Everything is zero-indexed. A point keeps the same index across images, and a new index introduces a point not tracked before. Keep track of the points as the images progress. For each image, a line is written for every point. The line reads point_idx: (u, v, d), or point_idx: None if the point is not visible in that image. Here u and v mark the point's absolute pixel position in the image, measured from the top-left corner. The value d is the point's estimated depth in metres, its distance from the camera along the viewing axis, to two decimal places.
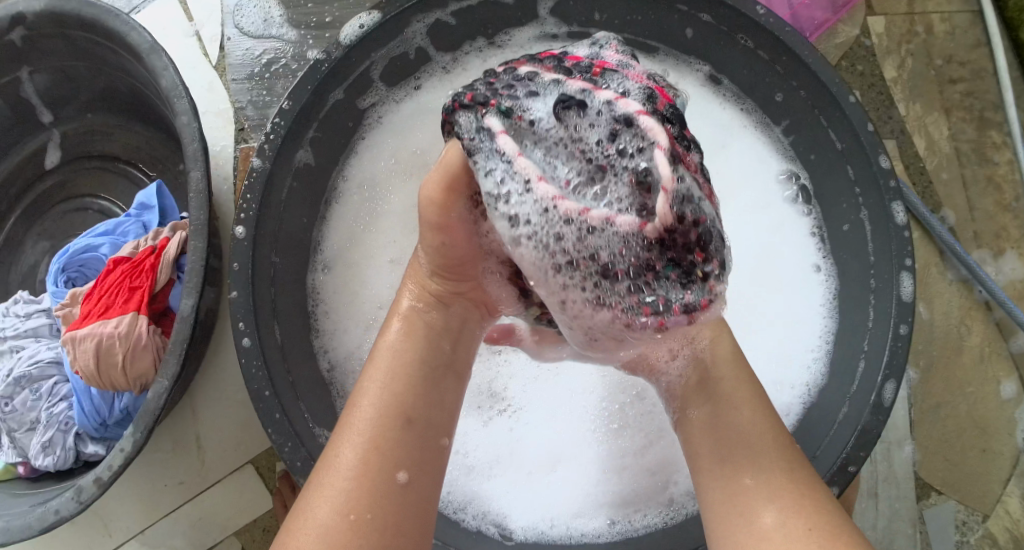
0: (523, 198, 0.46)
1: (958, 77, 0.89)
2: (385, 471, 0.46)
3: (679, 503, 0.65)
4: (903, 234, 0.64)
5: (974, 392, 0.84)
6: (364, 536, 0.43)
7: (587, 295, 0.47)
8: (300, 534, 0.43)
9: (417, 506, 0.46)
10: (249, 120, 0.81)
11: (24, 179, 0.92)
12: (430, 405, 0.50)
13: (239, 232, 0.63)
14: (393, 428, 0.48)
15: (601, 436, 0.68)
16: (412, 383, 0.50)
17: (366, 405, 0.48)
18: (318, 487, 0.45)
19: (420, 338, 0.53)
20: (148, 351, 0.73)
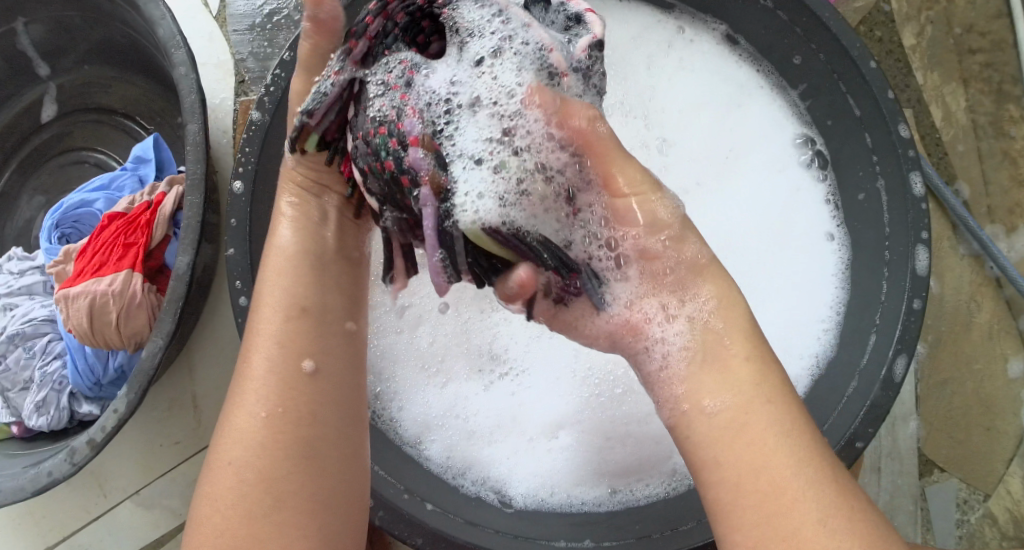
0: (506, 38, 0.51)
1: (978, 47, 0.86)
2: (291, 362, 0.48)
3: (681, 473, 0.65)
4: (920, 206, 0.63)
5: (981, 369, 0.83)
6: (279, 431, 0.46)
7: (539, 133, 0.49)
8: (224, 444, 0.46)
9: (329, 391, 0.48)
10: (250, 72, 0.78)
11: (20, 133, 0.89)
12: (325, 291, 0.51)
13: (237, 187, 0.62)
14: (291, 323, 0.49)
15: (596, 397, 0.67)
16: (301, 276, 0.51)
17: (264, 306, 0.50)
18: (234, 395, 0.47)
19: (306, 231, 0.54)
20: (143, 309, 0.72)
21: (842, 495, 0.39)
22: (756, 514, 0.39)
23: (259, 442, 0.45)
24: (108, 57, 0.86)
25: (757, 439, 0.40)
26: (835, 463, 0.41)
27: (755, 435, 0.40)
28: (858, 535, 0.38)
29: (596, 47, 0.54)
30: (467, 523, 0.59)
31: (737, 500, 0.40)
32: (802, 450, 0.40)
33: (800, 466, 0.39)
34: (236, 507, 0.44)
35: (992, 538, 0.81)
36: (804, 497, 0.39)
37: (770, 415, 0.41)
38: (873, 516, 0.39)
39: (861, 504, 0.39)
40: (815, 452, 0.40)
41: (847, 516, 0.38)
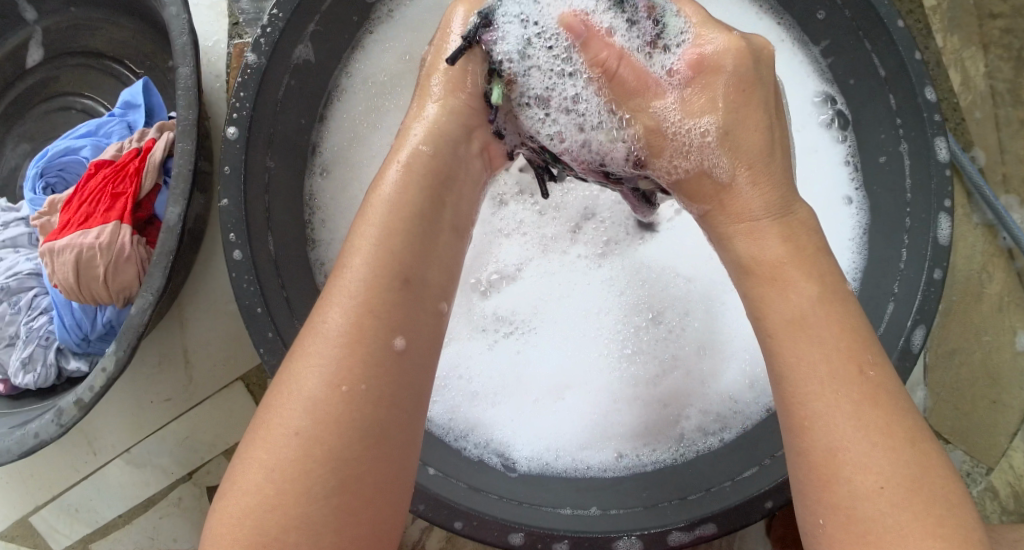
0: (554, 21, 0.48)
1: (1000, 12, 0.83)
2: (381, 335, 0.40)
3: (689, 439, 0.63)
4: (943, 172, 0.61)
5: (989, 341, 0.82)
6: (357, 410, 0.38)
7: (624, 141, 0.50)
8: (283, 407, 0.38)
9: (413, 376, 0.40)
10: (245, 14, 0.74)
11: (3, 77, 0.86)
12: (430, 261, 0.43)
13: (231, 133, 0.58)
14: (388, 290, 0.41)
15: (646, 363, 0.65)
16: (407, 238, 0.43)
17: (356, 265, 0.41)
18: (303, 355, 0.39)
19: (417, 181, 0.45)
20: (131, 262, 0.68)
21: (866, 431, 0.38)
22: (786, 420, 0.41)
23: (332, 420, 0.38)
24: None
25: (788, 365, 0.41)
26: (874, 401, 0.39)
27: (775, 365, 0.42)
28: (878, 471, 0.38)
29: (651, 12, 0.49)
30: (469, 488, 0.57)
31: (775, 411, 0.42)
32: (834, 383, 0.39)
33: (815, 396, 0.39)
34: (293, 485, 0.37)
35: (993, 512, 0.80)
36: (819, 425, 0.39)
37: (806, 353, 0.40)
38: (904, 456, 0.38)
39: (894, 445, 0.38)
40: (841, 388, 0.39)
41: (865, 452, 0.38)
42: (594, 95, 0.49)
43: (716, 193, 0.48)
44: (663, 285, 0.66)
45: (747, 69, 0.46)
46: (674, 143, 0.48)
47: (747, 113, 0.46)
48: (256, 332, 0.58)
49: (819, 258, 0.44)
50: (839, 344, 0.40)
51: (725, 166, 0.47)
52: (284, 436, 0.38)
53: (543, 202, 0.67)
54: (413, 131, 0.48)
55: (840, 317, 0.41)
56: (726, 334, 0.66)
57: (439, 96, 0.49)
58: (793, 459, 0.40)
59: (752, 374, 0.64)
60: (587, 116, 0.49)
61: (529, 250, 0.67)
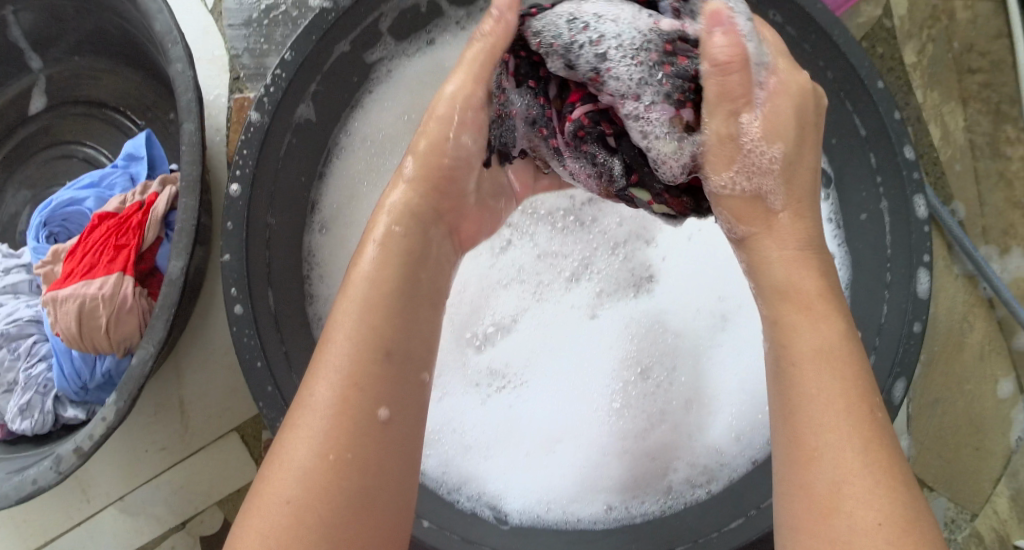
0: (636, 33, 0.48)
1: (978, 67, 0.87)
2: (366, 407, 0.41)
3: (677, 492, 0.65)
4: (923, 228, 0.64)
5: (972, 390, 0.84)
6: (346, 478, 0.39)
7: (682, 148, 0.49)
8: (276, 478, 0.39)
9: (399, 444, 0.42)
10: (245, 69, 0.79)
11: (7, 124, 0.93)
12: (411, 335, 0.45)
13: (234, 190, 0.60)
14: (372, 365, 0.42)
15: (626, 413, 0.67)
16: (389, 313, 0.44)
17: (340, 340, 0.43)
18: (293, 428, 0.41)
19: (394, 259, 0.47)
20: (134, 314, 0.70)
21: (870, 467, 0.39)
22: (789, 451, 0.42)
23: (321, 490, 0.39)
24: (101, 50, 0.89)
25: (806, 394, 0.42)
26: (879, 440, 0.40)
27: (790, 394, 0.43)
28: (877, 508, 0.38)
29: None
30: (464, 542, 0.59)
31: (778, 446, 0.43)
32: (848, 417, 0.41)
33: (827, 428, 0.40)
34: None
35: None
36: (827, 457, 0.40)
37: (826, 383, 0.41)
38: (901, 499, 0.39)
39: (893, 488, 0.39)
40: (853, 423, 0.40)
41: (866, 497, 0.38)
42: (660, 103, 0.48)
43: (766, 211, 0.47)
44: (643, 339, 0.68)
45: (808, 109, 0.48)
46: (747, 157, 0.46)
47: (803, 150, 0.48)
48: (256, 388, 0.59)
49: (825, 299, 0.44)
50: (852, 387, 0.41)
51: (779, 193, 0.47)
52: (277, 506, 0.39)
53: (542, 247, 0.68)
54: (383, 215, 0.49)
55: (838, 361, 0.42)
56: (710, 386, 0.67)
57: (410, 178, 0.50)
58: (791, 490, 0.41)
59: (738, 427, 0.66)
60: (654, 125, 0.48)
61: (525, 299, 0.68)
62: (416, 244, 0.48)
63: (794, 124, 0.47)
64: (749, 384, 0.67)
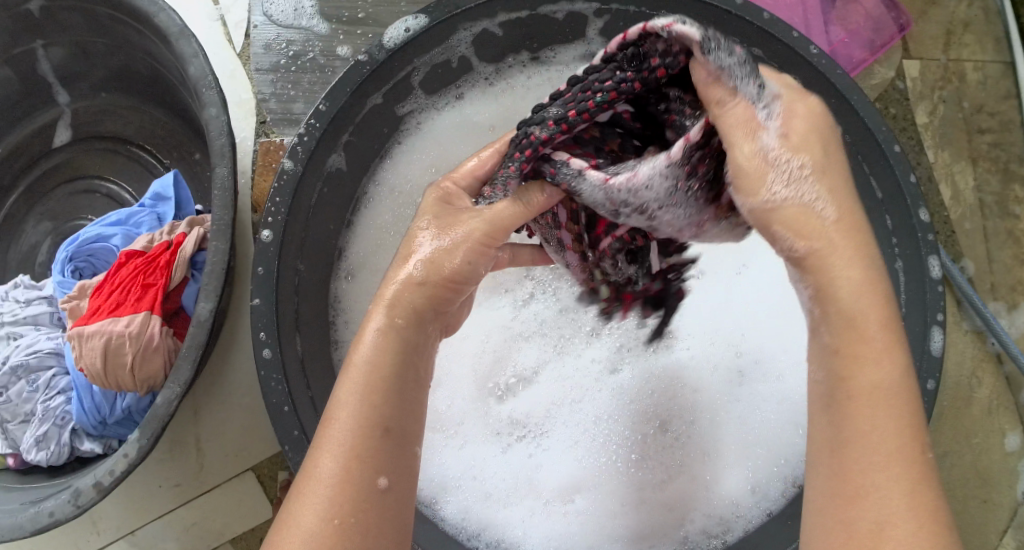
0: (663, 183, 0.49)
1: (988, 127, 0.90)
2: (367, 477, 0.43)
3: (692, 542, 0.66)
4: (937, 289, 0.66)
5: (979, 443, 0.85)
6: (350, 542, 0.42)
7: (722, 230, 0.54)
8: (285, 541, 0.41)
9: (396, 512, 0.44)
10: (272, 113, 0.85)
11: (29, 156, 0.96)
12: (410, 412, 0.47)
13: (266, 236, 0.62)
14: (370, 440, 0.44)
15: (626, 471, 0.68)
16: (387, 393, 0.46)
17: (341, 416, 0.45)
18: (299, 495, 0.43)
19: (392, 345, 0.48)
20: (159, 353, 0.70)
21: (915, 509, 0.40)
22: (832, 486, 0.43)
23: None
24: (126, 88, 0.92)
25: (860, 431, 0.42)
26: (925, 481, 0.41)
27: (842, 430, 0.43)
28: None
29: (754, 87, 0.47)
30: None
31: (816, 479, 0.44)
32: (898, 457, 0.41)
33: (877, 468, 0.41)
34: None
35: None
36: (874, 496, 0.41)
37: (878, 420, 0.42)
38: (945, 541, 0.40)
39: (934, 531, 0.40)
40: (903, 463, 0.41)
41: (908, 540, 0.39)
42: (698, 215, 0.52)
43: (820, 223, 0.46)
44: (655, 395, 0.69)
45: (825, 128, 0.48)
46: (778, 171, 0.46)
47: (831, 164, 0.48)
48: (282, 432, 0.60)
49: (887, 331, 0.44)
50: (894, 435, 0.42)
51: (818, 198, 0.46)
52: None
53: (565, 301, 0.70)
54: (379, 313, 0.49)
55: (892, 400, 0.43)
56: (721, 445, 0.68)
57: (408, 279, 0.50)
58: (829, 525, 0.42)
59: (751, 480, 0.67)
60: (699, 226, 0.53)
61: (546, 351, 0.70)
62: (414, 329, 0.49)
63: (817, 142, 0.47)
64: (754, 443, 0.68)
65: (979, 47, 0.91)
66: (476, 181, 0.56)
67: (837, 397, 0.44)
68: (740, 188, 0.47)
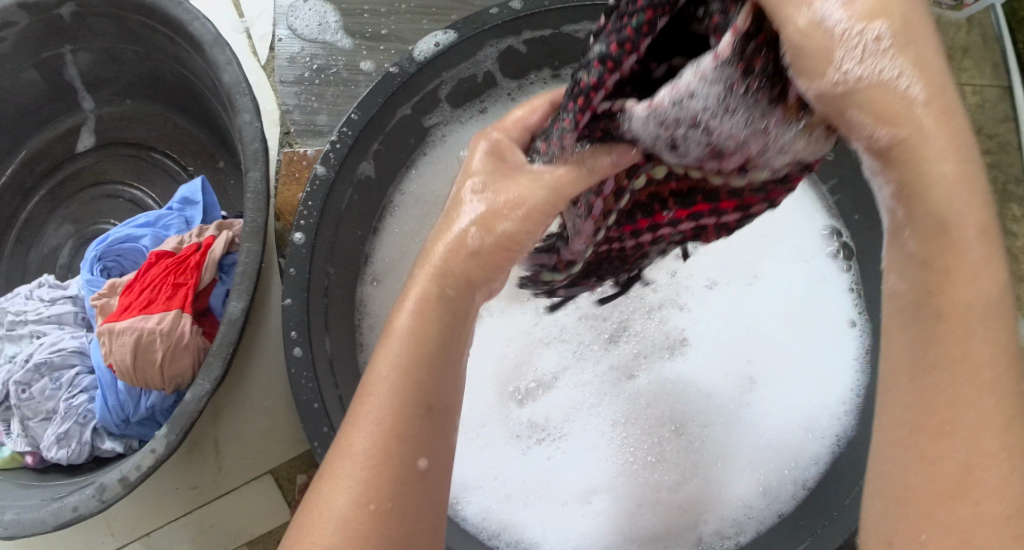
0: (709, 87, 0.39)
1: (987, 149, 0.93)
2: (406, 458, 0.41)
3: (706, 544, 0.68)
4: None
5: None
6: (386, 528, 0.39)
7: (810, 145, 0.42)
8: (316, 526, 0.40)
9: (433, 495, 0.42)
10: (296, 125, 0.87)
11: (53, 159, 0.98)
12: (453, 386, 0.43)
13: (298, 239, 0.64)
14: (412, 417, 0.41)
15: (642, 471, 0.70)
16: (429, 365, 0.42)
17: (377, 392, 0.41)
18: (332, 476, 0.41)
19: (434, 314, 0.43)
20: (189, 351, 0.72)
21: (1010, 449, 0.36)
22: (909, 416, 0.38)
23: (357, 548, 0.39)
24: (151, 95, 0.95)
25: (950, 356, 0.37)
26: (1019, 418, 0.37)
27: (924, 358, 0.38)
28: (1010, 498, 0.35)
29: None
30: None
31: (892, 413, 0.39)
32: (994, 387, 0.37)
33: (968, 401, 0.36)
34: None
35: None
36: (962, 433, 0.36)
37: (972, 344, 0.37)
38: None
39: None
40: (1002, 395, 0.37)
41: (999, 484, 0.36)
42: (773, 127, 0.41)
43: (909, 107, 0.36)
44: (674, 399, 0.72)
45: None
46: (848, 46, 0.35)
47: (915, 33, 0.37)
48: (311, 428, 0.62)
49: (985, 237, 0.37)
50: (985, 359, 0.37)
51: (904, 76, 0.36)
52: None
53: (587, 309, 0.72)
54: (419, 278, 0.44)
55: (987, 318, 0.37)
56: (738, 448, 0.71)
57: (458, 239, 0.44)
58: (905, 466, 0.38)
59: (764, 482, 0.69)
60: (779, 141, 0.42)
61: (566, 357, 0.73)
62: (466, 298, 0.44)
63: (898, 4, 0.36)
64: (772, 447, 0.71)
65: (978, 72, 0.95)
66: (527, 133, 0.48)
67: (911, 310, 0.39)
68: (807, 69, 0.36)
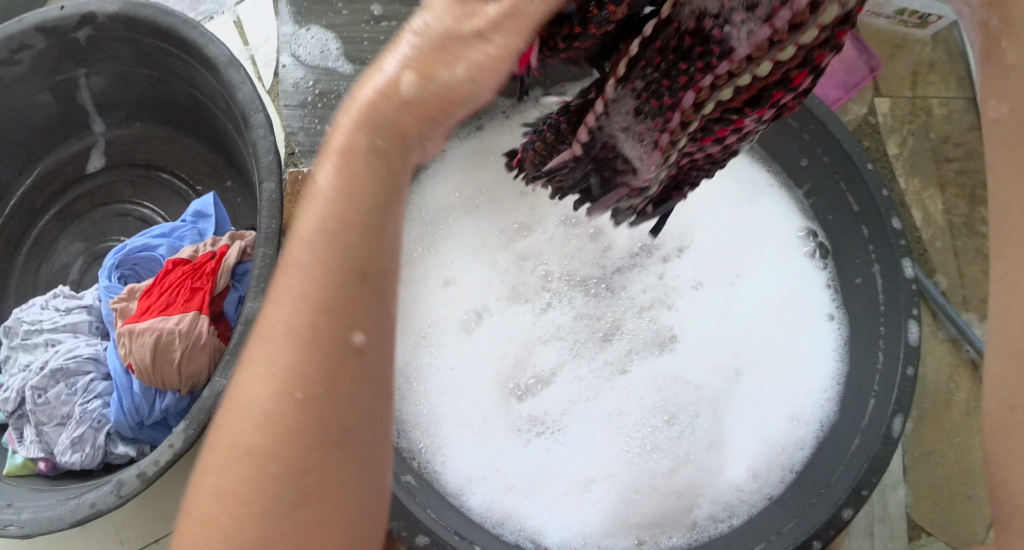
0: None
1: (954, 156, 1.01)
2: (338, 336, 0.38)
3: (701, 526, 0.71)
4: (910, 287, 0.72)
5: (961, 443, 0.91)
6: (315, 417, 0.37)
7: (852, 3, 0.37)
8: (237, 418, 0.38)
9: (372, 374, 0.40)
10: (300, 146, 0.93)
11: (63, 179, 1.02)
12: (389, 250, 0.40)
13: None
14: (343, 286, 0.38)
15: (635, 458, 0.74)
16: (358, 229, 0.38)
17: (296, 268, 0.38)
18: (252, 364, 0.38)
19: (361, 171, 0.39)
20: (205, 351, 0.76)
21: None
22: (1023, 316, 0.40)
23: (284, 430, 0.37)
24: (161, 117, 1.00)
25: None
26: None
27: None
28: None
29: None
30: None
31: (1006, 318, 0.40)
32: None
33: None
34: (250, 498, 0.37)
35: None
36: None
37: None
38: None
39: None
40: None
41: None
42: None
43: None
44: (665, 390, 0.76)
45: None
46: None
47: None
48: None
49: None
50: None
51: None
52: (231, 450, 0.38)
53: (579, 309, 0.79)
54: (343, 129, 0.39)
55: None
56: (727, 433, 0.75)
57: (387, 90, 0.39)
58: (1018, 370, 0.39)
59: (752, 468, 0.73)
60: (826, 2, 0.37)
61: (562, 355, 0.77)
62: (401, 151, 0.40)
63: None
64: (762, 433, 0.75)
65: (943, 85, 1.04)
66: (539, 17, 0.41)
67: (1011, 136, 0.41)
68: None
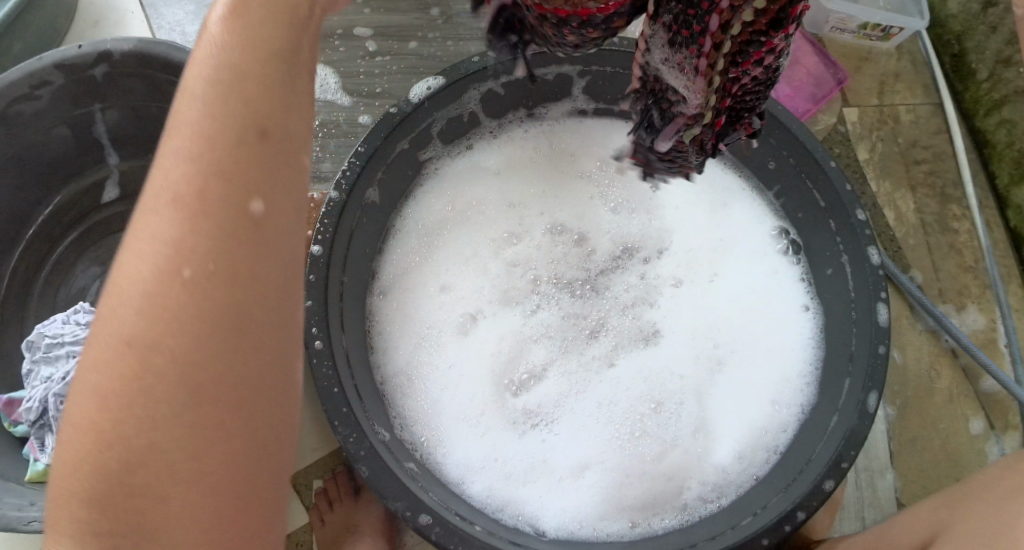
0: None
1: (923, 158, 1.06)
2: (236, 197, 0.43)
3: (691, 507, 0.75)
4: (878, 272, 0.74)
5: (945, 428, 0.95)
6: (204, 290, 0.41)
7: None
8: (125, 295, 0.41)
9: (271, 238, 0.44)
10: None
11: (80, 209, 1.09)
12: (285, 110, 0.46)
13: (316, 250, 0.72)
14: (241, 138, 0.43)
15: (626, 446, 0.78)
16: (248, 83, 0.44)
17: (187, 127, 0.43)
18: (142, 234, 0.41)
19: (251, 27, 0.45)
20: None
21: None
22: None
23: (169, 308, 0.40)
24: None
25: None
26: None
27: None
28: None
29: None
30: (486, 532, 0.66)
31: None
32: None
33: None
34: (142, 402, 0.40)
35: None
36: None
37: None
38: None
39: None
40: None
41: None
42: None
43: None
44: (651, 381, 0.81)
45: None
46: None
47: None
48: (333, 409, 0.67)
49: None
50: None
51: None
52: (118, 342, 0.40)
53: (565, 309, 0.84)
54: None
55: None
56: (713, 419, 0.79)
57: None
58: None
59: (739, 450, 0.77)
60: None
61: (552, 352, 0.82)
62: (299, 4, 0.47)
63: None
64: (746, 418, 0.79)
65: (909, 93, 1.09)
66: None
67: None
68: None
